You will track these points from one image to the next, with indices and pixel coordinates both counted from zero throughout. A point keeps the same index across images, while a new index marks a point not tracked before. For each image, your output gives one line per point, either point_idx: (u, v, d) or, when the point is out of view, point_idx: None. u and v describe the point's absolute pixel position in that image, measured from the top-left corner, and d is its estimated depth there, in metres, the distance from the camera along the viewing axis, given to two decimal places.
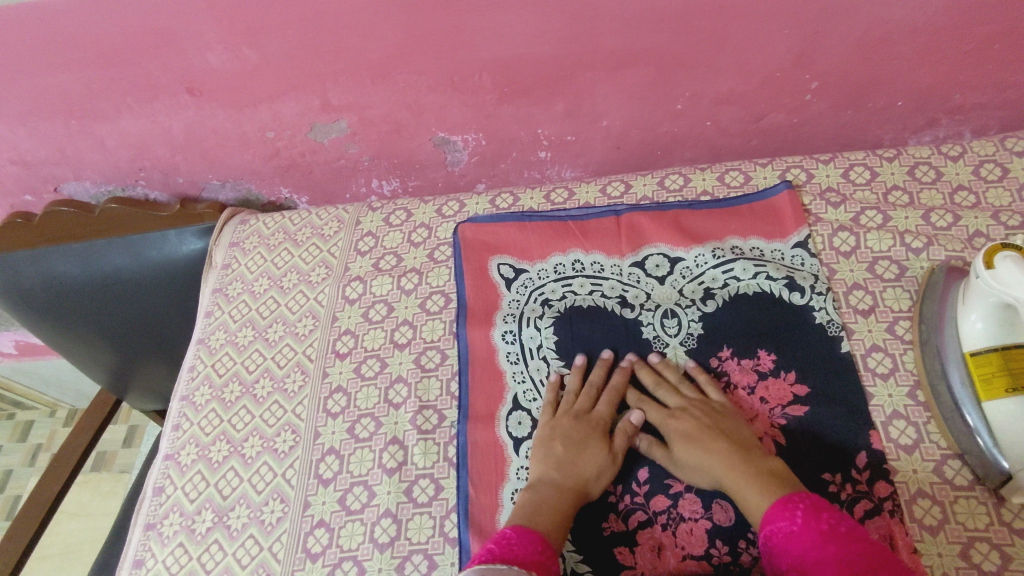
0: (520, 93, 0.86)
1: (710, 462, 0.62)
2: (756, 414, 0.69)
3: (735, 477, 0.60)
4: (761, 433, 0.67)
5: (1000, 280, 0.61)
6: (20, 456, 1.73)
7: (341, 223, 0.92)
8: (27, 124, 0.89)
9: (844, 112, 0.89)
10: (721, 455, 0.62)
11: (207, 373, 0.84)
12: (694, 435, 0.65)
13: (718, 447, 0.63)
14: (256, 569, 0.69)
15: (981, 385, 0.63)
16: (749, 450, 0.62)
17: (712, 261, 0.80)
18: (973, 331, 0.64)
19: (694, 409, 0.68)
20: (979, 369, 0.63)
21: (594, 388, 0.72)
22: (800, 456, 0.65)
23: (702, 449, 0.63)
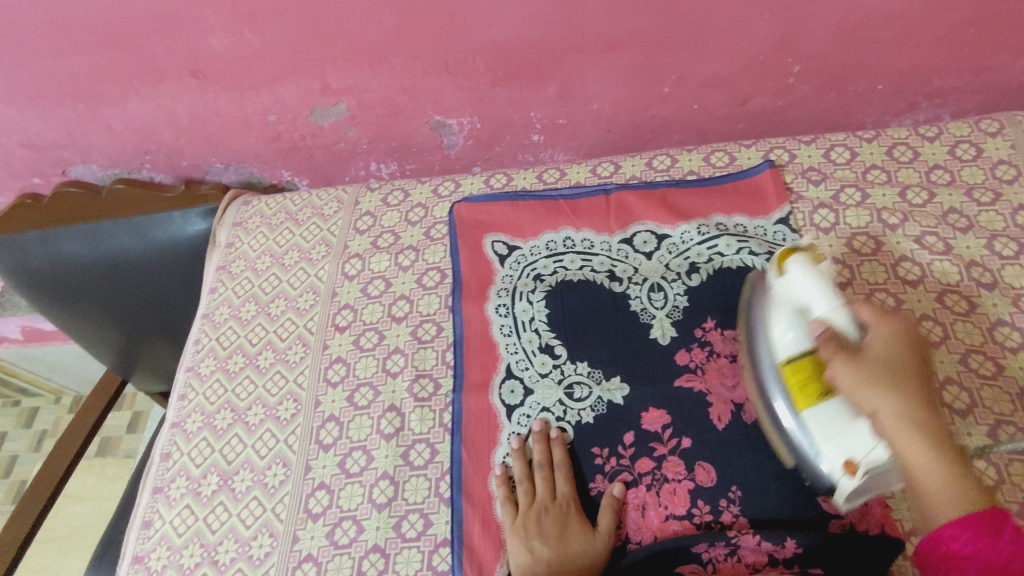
0: (513, 76, 0.89)
1: (890, 420, 0.55)
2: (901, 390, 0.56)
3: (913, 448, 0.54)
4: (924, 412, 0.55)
5: (790, 286, 0.63)
6: (25, 442, 1.77)
7: (341, 203, 0.95)
8: (36, 107, 0.92)
9: (826, 95, 0.92)
10: (911, 422, 0.54)
11: (211, 346, 0.87)
12: (897, 395, 0.55)
13: (930, 427, 0.54)
14: (260, 529, 0.72)
15: (796, 390, 0.62)
16: (931, 425, 0.54)
17: (697, 238, 0.83)
18: (784, 341, 0.63)
19: (906, 371, 0.57)
20: (796, 375, 0.62)
21: (559, 467, 0.70)
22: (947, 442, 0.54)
23: (914, 431, 0.54)
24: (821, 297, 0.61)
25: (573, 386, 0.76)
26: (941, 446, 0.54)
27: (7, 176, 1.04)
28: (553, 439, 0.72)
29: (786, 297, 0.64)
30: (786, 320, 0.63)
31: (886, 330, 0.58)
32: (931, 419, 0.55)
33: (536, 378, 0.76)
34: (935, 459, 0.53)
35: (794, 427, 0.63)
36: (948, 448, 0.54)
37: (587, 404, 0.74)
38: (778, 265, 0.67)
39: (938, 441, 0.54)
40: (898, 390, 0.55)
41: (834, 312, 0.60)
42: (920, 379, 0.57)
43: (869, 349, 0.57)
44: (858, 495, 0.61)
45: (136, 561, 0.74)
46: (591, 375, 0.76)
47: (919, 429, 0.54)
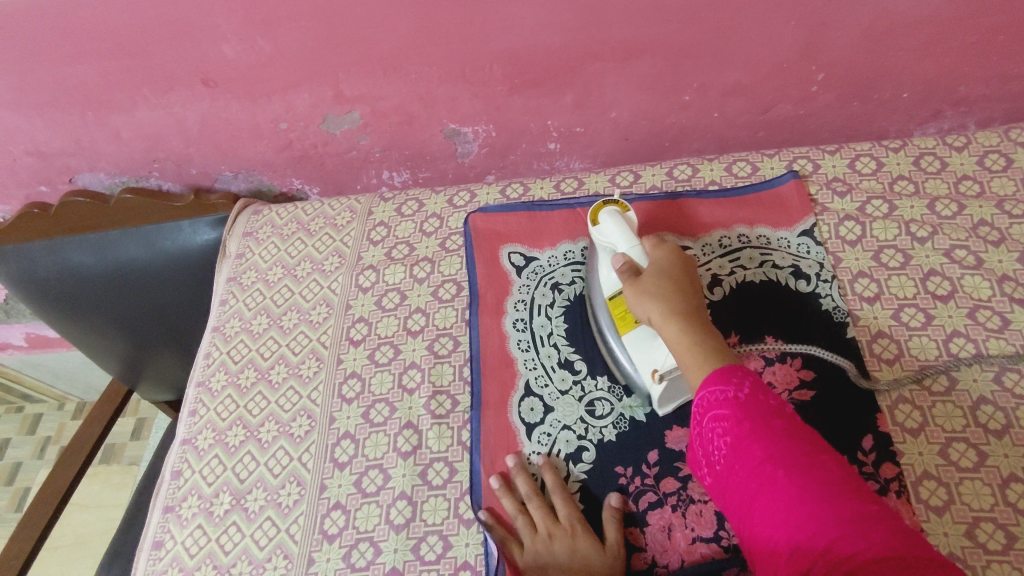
0: (530, 84, 0.87)
1: (660, 320, 0.61)
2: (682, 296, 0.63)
3: (681, 343, 0.59)
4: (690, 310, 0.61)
5: (602, 231, 0.71)
6: (28, 449, 1.75)
7: (353, 213, 0.93)
8: (44, 115, 0.90)
9: (850, 104, 0.90)
10: (677, 318, 0.61)
11: (222, 360, 0.85)
12: (667, 302, 0.62)
13: (692, 323, 0.60)
14: (274, 550, 0.70)
15: (619, 321, 0.70)
16: (694, 319, 0.61)
17: (719, 250, 0.81)
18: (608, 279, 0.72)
19: (680, 281, 0.64)
20: (617, 308, 0.70)
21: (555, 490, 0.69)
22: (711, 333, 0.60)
23: (677, 323, 0.60)
24: (626, 238, 0.69)
25: (594, 403, 0.74)
26: (704, 332, 0.59)
27: (12, 184, 1.02)
28: (543, 465, 0.71)
29: (604, 243, 0.72)
30: (608, 263, 0.72)
31: (664, 254, 0.67)
32: (696, 316, 0.61)
33: (556, 395, 0.75)
34: (692, 343, 0.59)
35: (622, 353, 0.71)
36: (707, 336, 0.59)
37: (608, 421, 0.72)
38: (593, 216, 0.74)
39: (700, 328, 0.60)
40: (672, 297, 0.62)
41: (635, 250, 0.68)
42: (694, 289, 0.65)
43: (650, 268, 0.65)
44: (668, 398, 0.69)
45: None
46: (613, 391, 0.74)
47: (682, 326, 0.60)
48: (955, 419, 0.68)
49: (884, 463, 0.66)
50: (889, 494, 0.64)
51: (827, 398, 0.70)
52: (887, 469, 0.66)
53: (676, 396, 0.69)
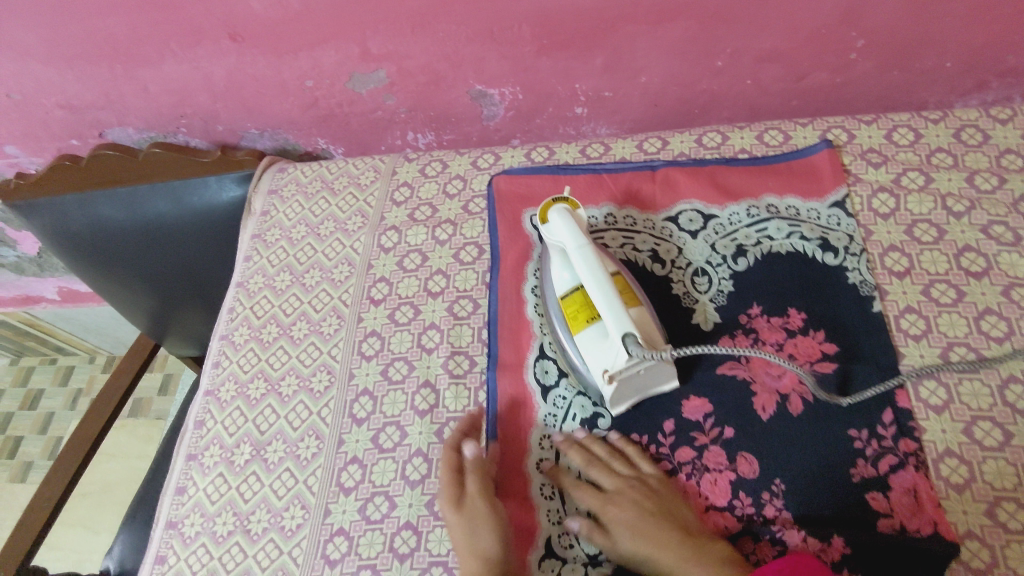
0: (559, 45, 0.85)
1: (621, 529, 0.63)
2: (640, 504, 0.64)
3: (648, 547, 0.61)
4: (647, 514, 0.63)
5: (550, 231, 0.71)
6: (61, 399, 1.82)
7: (378, 173, 0.93)
8: (75, 68, 0.91)
9: (890, 72, 0.87)
10: (633, 525, 0.62)
11: (245, 315, 0.86)
12: (640, 531, 0.62)
13: (669, 538, 0.61)
14: (292, 500, 0.72)
15: (570, 319, 0.69)
16: (651, 528, 0.62)
17: (746, 220, 0.80)
18: (561, 279, 0.71)
19: (639, 498, 0.64)
20: (570, 307, 0.69)
21: (590, 496, 0.66)
22: (671, 530, 0.61)
23: (654, 547, 0.61)
24: (573, 237, 0.69)
25: None
26: (661, 543, 0.61)
27: (45, 137, 1.04)
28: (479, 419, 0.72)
29: (553, 241, 0.72)
30: (558, 262, 0.72)
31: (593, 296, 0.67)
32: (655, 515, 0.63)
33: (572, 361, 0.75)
34: (654, 545, 0.61)
35: (574, 351, 0.70)
36: (688, 546, 0.60)
37: None
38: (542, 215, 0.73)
39: (677, 543, 0.60)
40: (647, 519, 0.62)
41: (582, 250, 0.68)
42: (660, 500, 0.64)
43: (585, 490, 0.66)
44: (621, 399, 0.69)
45: (169, 526, 0.74)
46: None
47: (663, 540, 0.61)
48: (981, 397, 0.66)
49: (902, 438, 0.65)
50: (907, 467, 0.64)
51: (849, 373, 0.69)
52: (906, 444, 0.65)
53: (629, 396, 0.69)
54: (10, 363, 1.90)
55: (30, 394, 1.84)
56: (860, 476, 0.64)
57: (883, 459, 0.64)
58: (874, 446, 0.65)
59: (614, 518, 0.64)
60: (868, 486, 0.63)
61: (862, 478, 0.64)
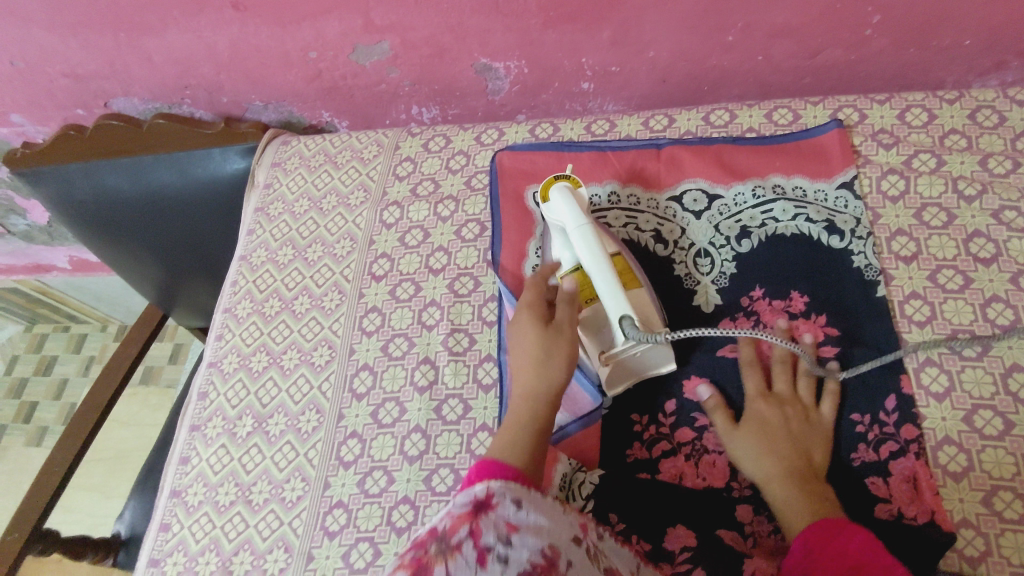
0: (566, 18, 0.83)
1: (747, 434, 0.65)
2: (793, 427, 0.65)
3: (767, 460, 0.63)
4: (790, 437, 0.64)
5: (550, 210, 0.70)
6: (74, 366, 1.85)
7: (381, 147, 0.92)
8: (78, 36, 0.90)
9: (906, 50, 0.84)
10: (765, 432, 0.65)
11: (248, 288, 0.87)
12: (763, 437, 0.64)
13: (788, 463, 0.62)
14: (293, 473, 0.73)
15: None
16: (779, 449, 0.63)
17: (751, 201, 0.79)
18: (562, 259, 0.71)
19: (791, 418, 0.66)
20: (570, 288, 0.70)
21: (756, 390, 0.68)
22: (798, 461, 0.62)
23: (767, 457, 0.63)
24: (573, 216, 0.68)
25: None
26: (785, 466, 0.62)
27: (51, 106, 1.04)
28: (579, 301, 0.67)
29: (553, 221, 0.71)
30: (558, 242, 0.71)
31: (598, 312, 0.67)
32: (792, 441, 0.64)
33: None
34: (774, 462, 0.63)
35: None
36: (801, 477, 0.61)
37: None
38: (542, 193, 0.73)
39: (791, 468, 0.62)
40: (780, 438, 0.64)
41: (581, 230, 0.67)
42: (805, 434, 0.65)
43: (755, 386, 0.68)
44: (617, 381, 0.70)
45: (173, 495, 0.75)
46: None
47: (785, 461, 0.62)
48: (984, 385, 0.66)
49: (905, 424, 0.65)
50: (908, 455, 0.63)
51: (848, 358, 0.69)
52: (907, 430, 0.64)
53: (624, 378, 0.70)
54: (25, 330, 1.93)
55: (43, 360, 1.87)
56: (861, 460, 0.64)
57: (884, 445, 0.64)
58: (876, 431, 0.65)
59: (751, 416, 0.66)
60: (867, 471, 0.64)
61: (862, 462, 0.64)
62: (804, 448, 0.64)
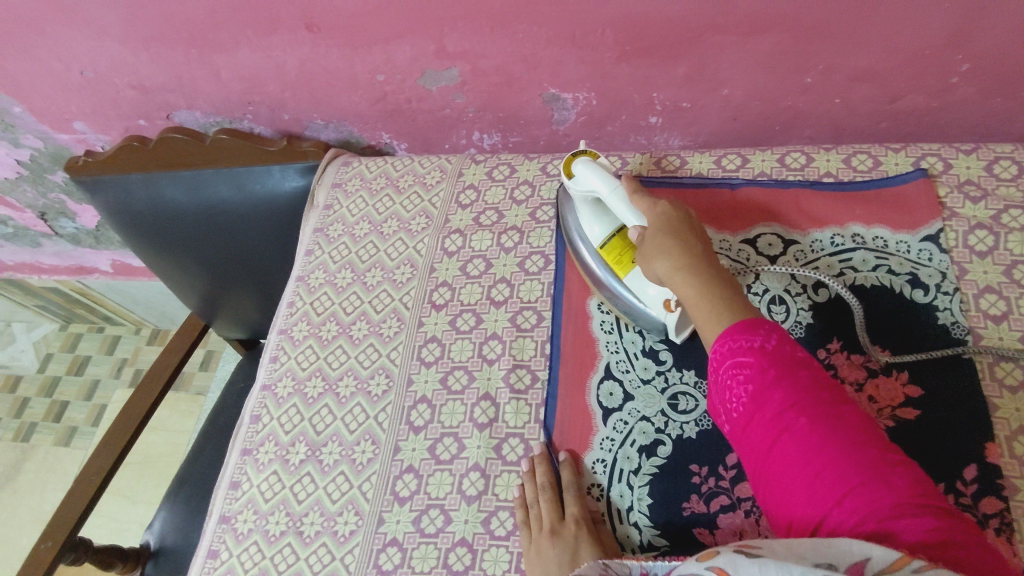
0: (642, 53, 0.82)
1: (654, 246, 0.62)
2: (691, 237, 0.62)
3: (681, 285, 0.59)
4: (694, 247, 0.61)
5: (578, 182, 0.73)
6: (107, 368, 1.86)
7: (443, 173, 0.91)
8: (150, 50, 0.91)
9: (992, 99, 0.81)
10: (665, 245, 0.61)
11: (305, 311, 0.86)
12: (665, 243, 0.61)
13: (695, 268, 0.59)
14: (346, 505, 0.71)
15: (615, 264, 0.71)
16: (699, 262, 0.59)
17: (829, 248, 0.76)
18: (597, 231, 0.73)
19: (684, 224, 0.63)
20: (611, 253, 0.72)
21: (647, 201, 0.67)
22: (709, 270, 0.59)
23: (677, 269, 0.60)
24: (604, 181, 0.70)
25: (677, 397, 0.69)
26: (698, 272, 0.59)
27: (114, 116, 1.04)
28: (561, 460, 0.69)
29: (581, 193, 0.74)
30: (590, 213, 0.74)
31: (572, 496, 0.66)
32: (699, 250, 0.61)
33: (637, 384, 0.71)
34: (689, 280, 0.59)
35: (626, 294, 0.72)
36: (712, 284, 0.58)
37: (692, 418, 0.68)
38: (569, 168, 0.75)
39: (708, 277, 0.58)
40: (673, 242, 0.61)
41: (616, 192, 0.69)
42: (700, 230, 0.64)
43: (654, 219, 0.64)
44: (684, 326, 0.70)
45: (222, 521, 0.74)
46: (699, 387, 0.70)
47: (686, 273, 0.59)
48: None
49: (986, 496, 0.61)
50: (987, 530, 0.60)
51: (934, 420, 0.65)
52: (989, 504, 0.61)
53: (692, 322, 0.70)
54: (60, 329, 1.94)
55: (77, 359, 1.88)
56: None
57: None
58: (951, 501, 0.62)
59: (649, 226, 0.64)
60: None
61: None
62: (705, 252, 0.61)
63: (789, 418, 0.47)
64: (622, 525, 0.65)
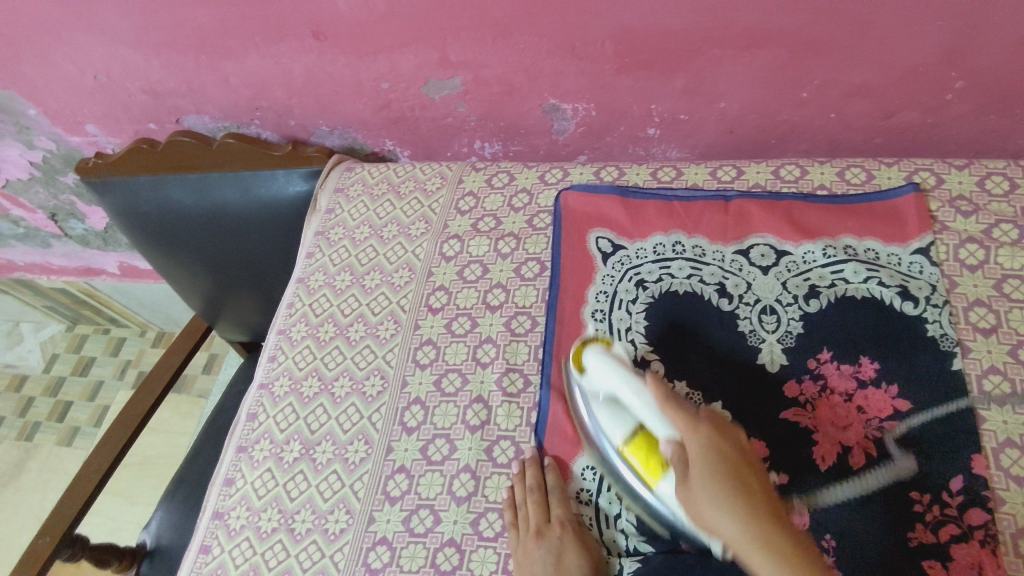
0: (640, 65, 0.84)
1: (705, 492, 0.53)
2: (745, 483, 0.53)
3: (753, 552, 0.49)
4: (756, 504, 0.51)
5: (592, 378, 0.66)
6: (111, 369, 1.88)
7: (444, 180, 0.93)
8: (161, 55, 0.93)
9: (986, 116, 0.82)
10: (723, 483, 0.52)
11: (304, 312, 0.87)
12: (721, 486, 0.52)
13: (761, 521, 0.50)
14: (337, 503, 0.72)
15: (642, 467, 0.62)
16: (768, 520, 0.50)
17: (821, 259, 0.77)
18: (615, 424, 0.64)
19: (734, 461, 0.54)
20: (637, 446, 0.62)
21: (683, 422, 0.57)
22: (779, 529, 0.49)
23: (742, 519, 0.50)
24: (622, 380, 0.63)
25: None
26: (767, 531, 0.49)
27: (124, 119, 1.07)
28: (547, 463, 0.70)
29: (595, 390, 0.67)
30: (606, 411, 0.66)
31: (558, 500, 0.67)
32: (761, 501, 0.52)
33: None
34: (758, 531, 0.49)
35: (649, 495, 0.63)
36: (789, 546, 0.48)
37: None
38: (577, 359, 0.70)
39: (783, 534, 0.49)
40: (731, 499, 0.51)
41: (635, 387, 0.62)
42: (749, 463, 0.55)
43: (699, 457, 0.55)
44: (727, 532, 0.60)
45: (216, 517, 0.75)
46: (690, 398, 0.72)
47: (757, 535, 0.49)
48: None
49: (972, 507, 0.62)
50: (972, 541, 0.60)
51: (921, 431, 0.66)
52: (975, 515, 0.61)
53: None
54: (66, 329, 1.97)
55: (82, 360, 1.90)
56: (917, 541, 0.61)
57: (944, 528, 0.61)
58: (936, 512, 0.62)
59: (696, 452, 0.55)
60: (925, 552, 0.61)
61: (919, 543, 0.61)
62: (765, 500, 0.52)
63: None
64: (609, 530, 0.66)
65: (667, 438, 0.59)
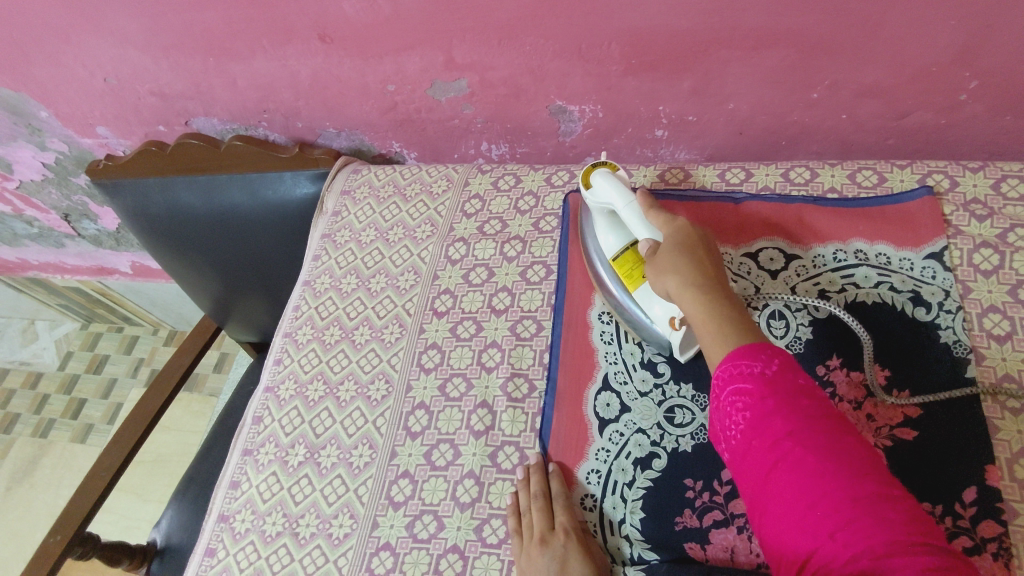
0: (648, 66, 0.83)
1: (667, 264, 0.61)
2: (703, 260, 0.60)
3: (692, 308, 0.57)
4: (705, 273, 0.59)
5: (595, 193, 0.71)
6: (124, 367, 1.89)
7: (450, 182, 0.92)
8: (169, 58, 0.94)
9: (1002, 117, 0.81)
10: (682, 253, 0.60)
11: (310, 315, 0.87)
12: (680, 258, 0.60)
13: (704, 287, 0.57)
14: (341, 508, 0.72)
15: (626, 278, 0.71)
16: (712, 287, 0.57)
17: (831, 263, 0.76)
18: (609, 241, 0.72)
19: (697, 242, 0.61)
20: (623, 265, 0.70)
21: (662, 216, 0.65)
22: (721, 296, 0.57)
23: (689, 277, 0.58)
24: (619, 194, 0.69)
25: (674, 410, 0.69)
26: (708, 296, 0.57)
27: (135, 121, 1.07)
28: (551, 469, 0.69)
29: (598, 204, 0.72)
30: (605, 225, 0.72)
31: (561, 505, 0.66)
32: (712, 277, 0.59)
33: (634, 396, 0.71)
34: (699, 297, 0.57)
35: (635, 309, 0.71)
36: (720, 303, 0.56)
37: (687, 431, 0.68)
38: (585, 179, 0.74)
39: (719, 295, 0.57)
40: (687, 264, 0.59)
41: (631, 208, 0.68)
42: (712, 250, 0.62)
43: (671, 236, 0.63)
44: (690, 345, 0.69)
45: (221, 520, 0.75)
46: (695, 400, 0.69)
47: (698, 293, 0.57)
48: None
49: (986, 519, 0.60)
50: (985, 554, 0.59)
51: (933, 440, 0.65)
52: (988, 527, 0.60)
53: (697, 341, 0.69)
54: (81, 327, 1.99)
55: (96, 358, 1.92)
56: None
57: (956, 540, 0.60)
58: (948, 523, 0.61)
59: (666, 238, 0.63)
60: None
61: None
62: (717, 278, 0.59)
63: (783, 446, 0.46)
64: (614, 537, 0.66)
65: (649, 241, 0.66)
